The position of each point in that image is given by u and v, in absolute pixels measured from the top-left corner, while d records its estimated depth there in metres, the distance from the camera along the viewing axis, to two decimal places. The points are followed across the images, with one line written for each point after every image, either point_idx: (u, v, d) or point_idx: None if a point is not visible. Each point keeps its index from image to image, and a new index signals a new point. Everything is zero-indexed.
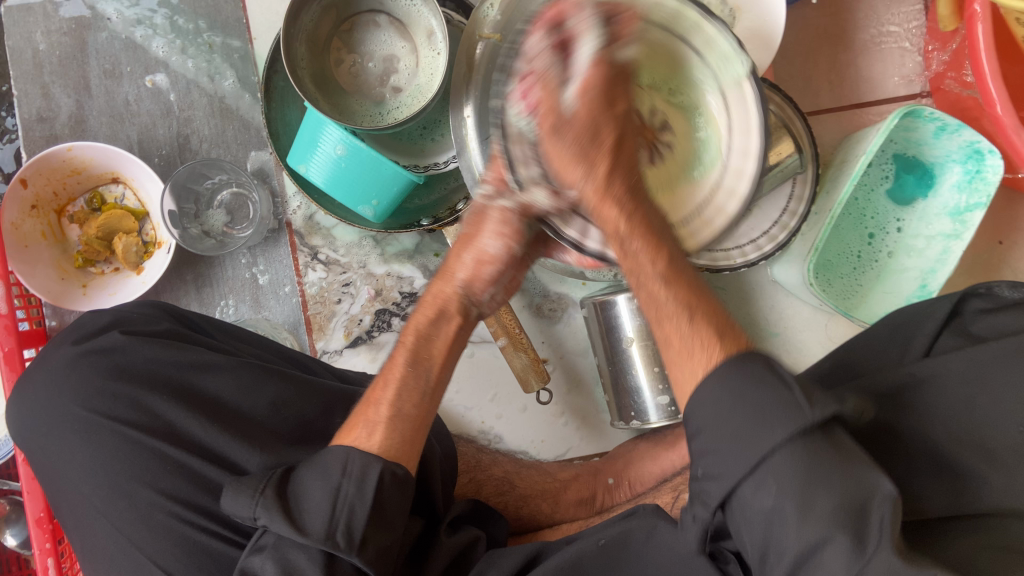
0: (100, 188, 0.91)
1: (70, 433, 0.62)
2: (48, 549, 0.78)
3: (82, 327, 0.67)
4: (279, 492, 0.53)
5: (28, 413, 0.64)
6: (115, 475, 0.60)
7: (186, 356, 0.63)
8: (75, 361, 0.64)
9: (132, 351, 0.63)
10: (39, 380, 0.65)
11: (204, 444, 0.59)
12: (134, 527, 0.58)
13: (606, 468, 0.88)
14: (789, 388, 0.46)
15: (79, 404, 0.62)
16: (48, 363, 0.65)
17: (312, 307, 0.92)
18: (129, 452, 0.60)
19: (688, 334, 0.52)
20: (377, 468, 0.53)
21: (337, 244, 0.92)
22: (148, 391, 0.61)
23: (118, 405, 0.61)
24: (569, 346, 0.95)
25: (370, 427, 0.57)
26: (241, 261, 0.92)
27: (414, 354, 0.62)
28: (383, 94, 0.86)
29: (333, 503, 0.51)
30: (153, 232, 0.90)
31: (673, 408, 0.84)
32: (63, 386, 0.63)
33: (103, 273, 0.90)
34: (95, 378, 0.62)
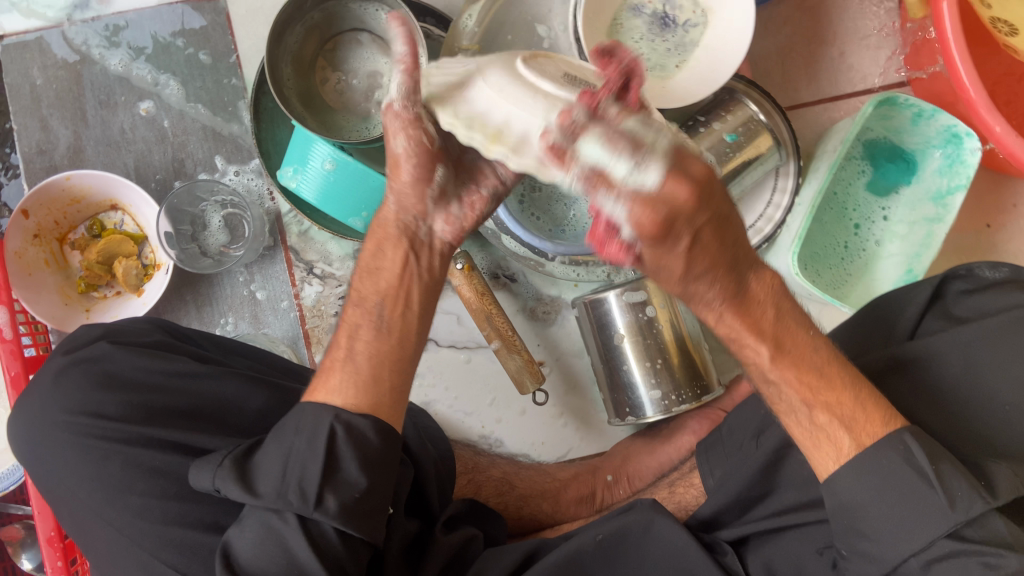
0: (100, 215, 0.93)
1: (62, 441, 0.63)
2: (61, 567, 0.80)
3: (75, 339, 0.69)
4: (236, 462, 0.55)
5: (28, 428, 0.66)
6: (107, 479, 0.61)
7: (171, 364, 0.65)
8: (67, 370, 0.65)
9: (121, 360, 0.65)
10: (35, 395, 0.66)
11: (190, 445, 0.61)
12: (129, 525, 0.60)
13: (605, 465, 0.89)
14: (930, 485, 0.52)
15: (70, 412, 0.64)
16: (42, 378, 0.67)
17: (310, 321, 0.94)
18: (116, 458, 0.61)
19: (813, 433, 0.55)
20: (328, 421, 0.53)
21: (331, 258, 0.94)
22: (137, 398, 0.63)
23: (106, 406, 0.63)
24: (565, 347, 0.96)
25: (328, 393, 0.57)
26: (239, 278, 0.94)
27: (369, 310, 0.60)
28: (369, 109, 0.88)
29: (284, 463, 0.53)
30: (152, 255, 0.93)
31: (666, 402, 0.85)
32: (58, 394, 0.65)
33: (105, 297, 0.93)
34: (85, 386, 0.64)
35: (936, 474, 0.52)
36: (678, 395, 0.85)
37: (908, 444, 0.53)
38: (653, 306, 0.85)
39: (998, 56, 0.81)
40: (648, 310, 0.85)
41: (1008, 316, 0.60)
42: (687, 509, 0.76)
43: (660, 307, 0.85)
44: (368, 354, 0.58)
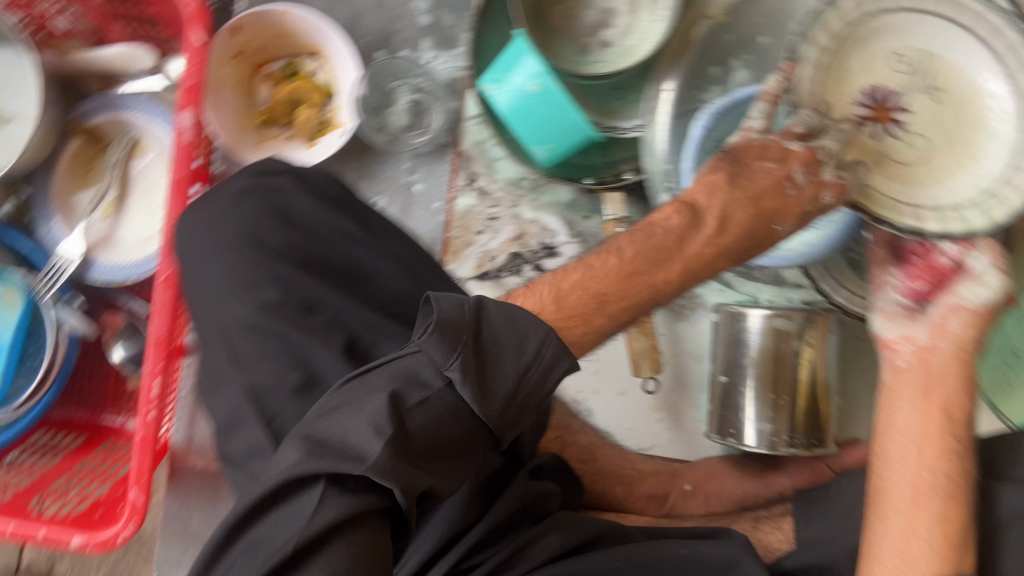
0: (299, 58, 0.92)
1: (219, 252, 0.63)
2: (159, 369, 0.83)
3: (261, 163, 0.67)
4: (470, 355, 0.47)
5: (192, 224, 0.65)
6: (245, 309, 0.60)
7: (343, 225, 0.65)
8: (245, 188, 0.65)
9: (296, 201, 0.65)
10: (209, 200, 0.66)
11: (334, 315, 0.59)
12: (245, 354, 0.59)
13: (686, 473, 0.86)
14: None
15: (234, 229, 0.63)
16: (223, 183, 0.66)
17: (454, 230, 0.94)
18: (262, 292, 0.60)
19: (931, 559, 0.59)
20: (566, 363, 0.49)
21: (497, 178, 0.93)
22: (304, 240, 0.63)
23: (272, 237, 0.62)
24: (688, 347, 0.93)
25: (587, 326, 0.57)
26: (404, 164, 0.94)
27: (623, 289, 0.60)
28: (590, 45, 0.86)
29: (519, 380, 0.47)
30: (332, 113, 0.91)
31: (775, 439, 0.81)
32: (230, 205, 0.64)
33: (277, 138, 0.92)
34: (258, 211, 0.63)
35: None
36: (792, 439, 0.81)
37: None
38: (801, 343, 0.81)
39: None
40: (795, 344, 0.81)
41: None
42: (768, 550, 0.74)
43: (807, 345, 0.81)
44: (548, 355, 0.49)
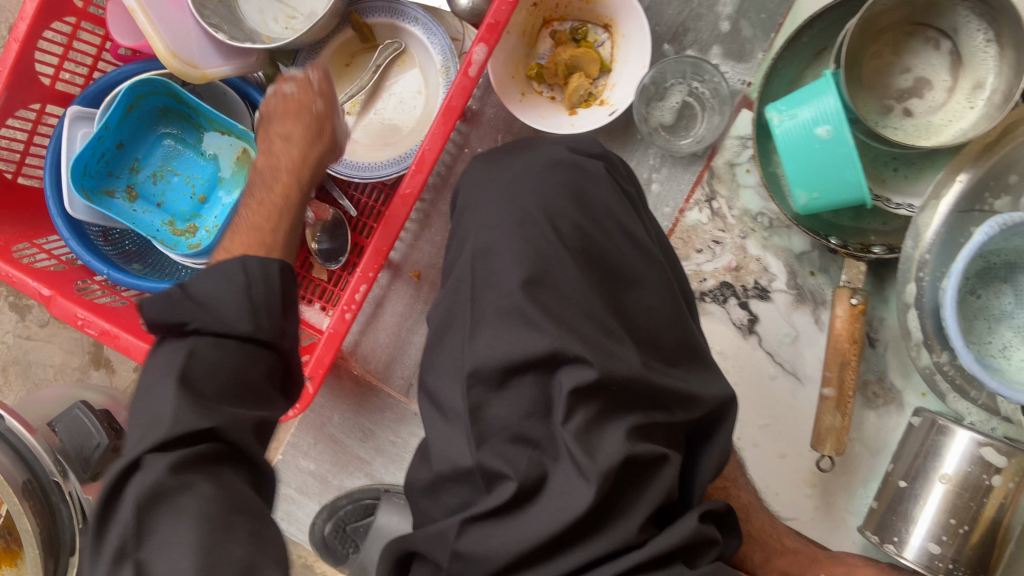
0: (590, 25, 0.91)
1: (513, 206, 0.68)
2: (368, 277, 0.84)
3: (578, 143, 0.73)
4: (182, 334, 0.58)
5: (498, 174, 0.71)
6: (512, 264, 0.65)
7: (625, 224, 0.69)
8: (558, 162, 0.70)
9: (596, 190, 0.69)
10: (522, 160, 0.72)
11: (588, 302, 0.64)
12: (491, 308, 0.64)
13: (825, 562, 0.84)
14: None
15: (536, 193, 0.68)
16: (538, 150, 0.73)
17: (674, 239, 0.93)
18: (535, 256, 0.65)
19: None
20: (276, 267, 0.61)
21: (736, 206, 0.91)
22: (590, 225, 0.67)
23: (562, 215, 0.67)
24: (866, 437, 0.89)
25: None
26: (650, 159, 0.92)
27: None
28: (892, 108, 0.83)
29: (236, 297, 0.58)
30: (602, 88, 0.91)
31: (936, 563, 0.77)
32: (539, 172, 0.70)
33: (540, 94, 0.92)
34: (561, 186, 0.68)
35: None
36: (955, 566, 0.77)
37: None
38: (1000, 479, 0.76)
39: None
40: (993, 479, 0.77)
41: None
42: None
43: (1007, 483, 0.76)
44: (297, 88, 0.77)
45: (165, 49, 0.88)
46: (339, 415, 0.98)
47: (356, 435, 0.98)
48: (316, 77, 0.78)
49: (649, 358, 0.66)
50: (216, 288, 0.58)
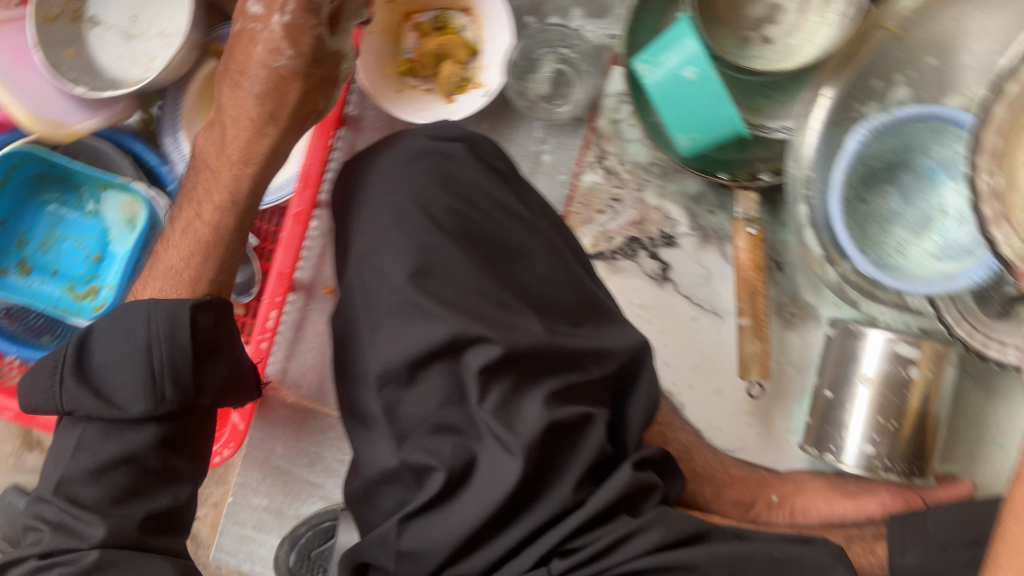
0: (449, 12, 0.91)
1: (387, 208, 0.67)
2: (277, 302, 0.83)
3: (437, 126, 0.73)
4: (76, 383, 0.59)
5: (366, 178, 0.72)
6: (394, 260, 0.64)
7: (503, 201, 0.70)
8: (420, 153, 0.70)
9: (466, 170, 0.70)
10: (386, 159, 0.71)
11: (483, 280, 0.66)
12: (386, 308, 0.64)
13: (775, 485, 0.87)
14: None
15: (406, 191, 0.67)
16: (399, 143, 0.72)
17: (575, 205, 0.94)
18: (418, 251, 0.65)
19: None
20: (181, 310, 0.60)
21: (627, 160, 0.92)
22: (467, 208, 0.69)
23: (436, 206, 0.67)
24: (792, 357, 0.92)
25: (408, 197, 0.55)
26: (535, 132, 0.93)
27: None
28: (752, 39, 0.87)
29: (150, 350, 0.59)
30: (475, 72, 0.91)
31: (874, 462, 0.81)
32: (404, 169, 0.70)
33: (416, 88, 0.92)
34: (428, 178, 0.68)
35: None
36: (890, 463, 0.81)
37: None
38: (917, 370, 0.79)
39: None
40: (910, 371, 0.80)
41: None
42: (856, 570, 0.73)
43: (924, 373, 0.80)
44: (261, 22, 0.62)
45: (26, 114, 0.86)
46: (282, 445, 0.98)
47: (302, 461, 0.97)
48: (295, 12, 0.60)
49: (553, 320, 0.68)
50: (120, 378, 0.60)
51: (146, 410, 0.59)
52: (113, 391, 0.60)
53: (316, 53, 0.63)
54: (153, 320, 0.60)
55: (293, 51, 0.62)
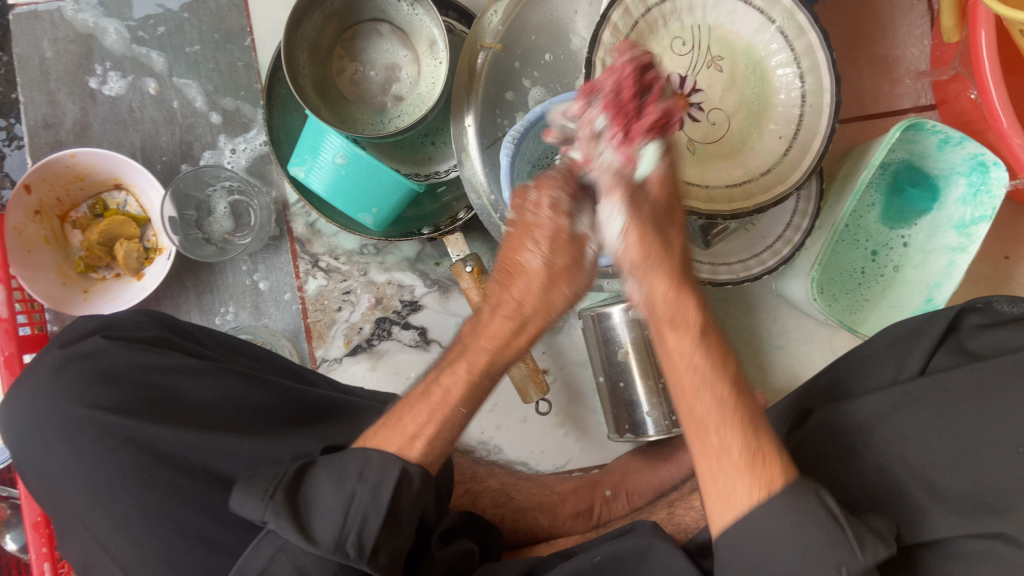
0: (103, 194, 0.90)
1: (56, 432, 0.60)
2: (46, 552, 0.78)
3: (72, 330, 0.66)
4: (289, 496, 0.50)
5: (18, 410, 0.63)
6: (92, 481, 0.58)
7: (169, 359, 0.63)
8: (62, 365, 0.63)
9: (115, 354, 0.62)
10: (29, 385, 0.63)
11: (179, 447, 0.58)
12: (106, 529, 0.57)
13: (604, 479, 0.88)
14: (839, 525, 0.48)
15: (65, 405, 0.60)
16: (37, 364, 0.65)
17: (312, 315, 0.92)
18: (105, 460, 0.58)
19: (748, 456, 0.50)
20: (396, 471, 0.52)
21: (338, 252, 0.92)
22: (135, 391, 0.61)
23: (104, 399, 0.60)
24: (570, 356, 0.94)
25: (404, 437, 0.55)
26: (241, 267, 0.92)
27: (472, 390, 0.56)
28: (385, 102, 0.87)
29: (346, 510, 0.50)
30: (154, 239, 0.90)
31: (668, 422, 0.82)
32: (52, 388, 0.62)
33: (104, 278, 0.90)
34: (80, 382, 0.61)
35: (822, 523, 0.48)
36: (678, 416, 0.82)
37: (818, 491, 0.49)
38: None
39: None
40: None
41: None
42: (686, 531, 0.75)
43: None
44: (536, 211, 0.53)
45: None
46: None
47: None
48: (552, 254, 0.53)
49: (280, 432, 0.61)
50: (332, 503, 0.50)
51: (337, 544, 0.49)
52: (317, 527, 0.49)
53: (572, 246, 0.53)
54: (368, 462, 0.53)
55: (550, 249, 0.53)
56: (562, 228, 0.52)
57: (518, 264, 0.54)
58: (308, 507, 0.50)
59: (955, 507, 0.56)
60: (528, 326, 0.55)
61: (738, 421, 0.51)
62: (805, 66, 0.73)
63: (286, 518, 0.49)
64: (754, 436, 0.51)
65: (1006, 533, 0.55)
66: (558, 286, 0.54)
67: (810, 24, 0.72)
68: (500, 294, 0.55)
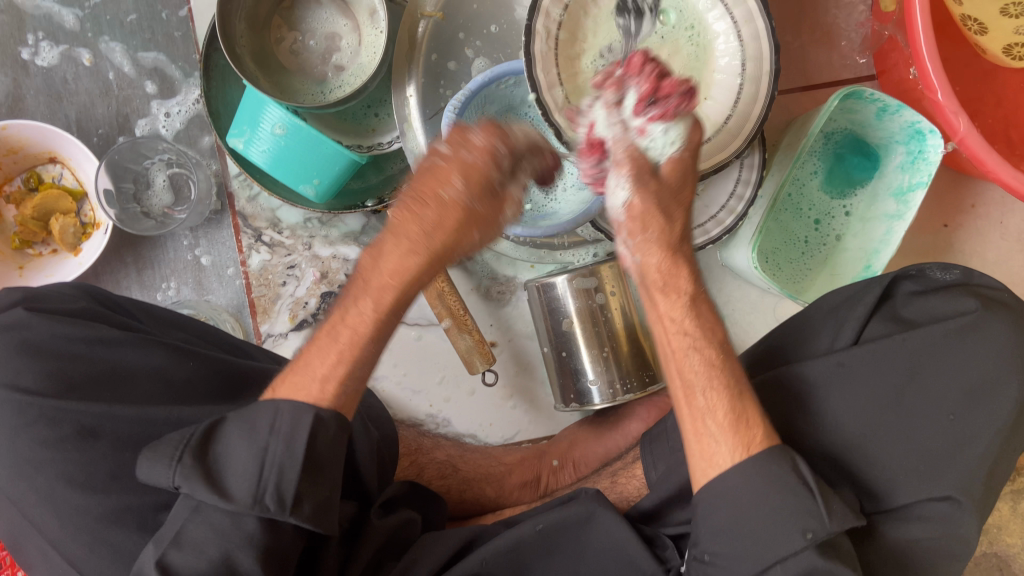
0: (37, 168, 0.88)
1: None
2: None
3: None
4: (197, 458, 0.51)
5: None
6: (17, 453, 0.57)
7: (95, 330, 0.61)
8: None
9: (39, 327, 0.60)
10: None
11: (114, 421, 0.57)
12: (36, 503, 0.56)
13: (551, 450, 0.88)
14: (812, 497, 0.52)
15: None
16: None
17: (256, 290, 0.91)
18: (30, 434, 0.57)
19: (730, 422, 0.55)
20: (308, 419, 0.52)
21: (281, 226, 0.91)
22: (64, 364, 0.59)
23: (28, 376, 0.58)
24: (518, 329, 0.94)
25: (319, 381, 0.55)
26: (183, 241, 0.91)
27: (383, 301, 0.55)
28: (325, 73, 0.86)
29: (258, 465, 0.51)
30: (91, 213, 0.88)
31: (612, 390, 0.83)
32: None
33: (40, 255, 0.88)
34: (3, 355, 0.59)
35: (792, 492, 0.52)
36: (624, 384, 0.83)
37: (795, 459, 0.54)
38: (604, 293, 0.83)
39: (960, 52, 0.81)
40: (600, 297, 0.83)
41: (954, 324, 0.63)
42: (628, 500, 0.76)
43: (611, 293, 0.83)
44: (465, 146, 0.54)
45: None
46: None
47: None
48: (470, 185, 0.53)
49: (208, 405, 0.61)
50: (246, 457, 0.51)
51: (255, 497, 0.50)
52: (230, 484, 0.51)
53: (486, 184, 0.54)
54: (279, 416, 0.53)
55: (463, 181, 0.53)
56: (479, 167, 0.53)
57: (434, 195, 0.53)
58: (217, 475, 0.51)
59: (888, 478, 0.60)
60: (437, 251, 0.54)
61: (722, 386, 0.56)
62: (745, 34, 0.74)
63: (196, 479, 0.50)
64: (738, 397, 0.56)
65: (954, 496, 0.59)
66: (474, 218, 0.54)
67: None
68: (417, 202, 0.54)
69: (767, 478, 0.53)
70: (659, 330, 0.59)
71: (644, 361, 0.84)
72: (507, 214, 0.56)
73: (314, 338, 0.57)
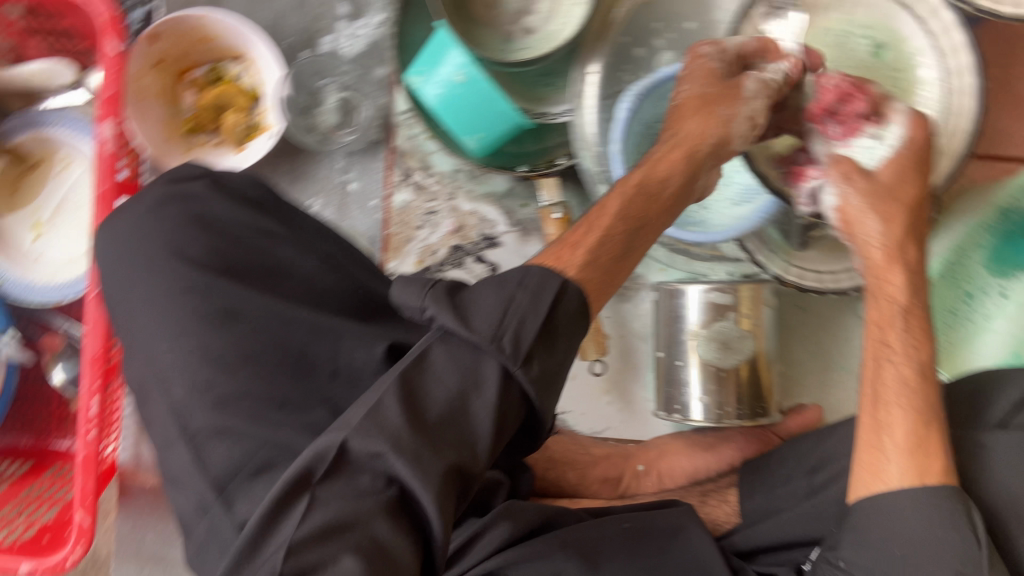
0: (222, 63, 0.90)
1: (145, 267, 0.61)
2: (97, 388, 0.81)
3: (180, 171, 0.66)
4: (450, 291, 0.49)
5: (116, 237, 0.64)
6: (166, 317, 0.59)
7: (262, 224, 0.64)
8: (165, 203, 0.63)
9: (215, 206, 0.64)
10: (130, 214, 0.64)
11: (259, 312, 0.59)
12: (169, 365, 0.58)
13: (639, 454, 0.86)
14: (977, 547, 0.53)
15: (161, 242, 0.61)
16: (138, 197, 0.65)
17: (393, 227, 0.93)
18: (182, 302, 0.59)
19: (912, 444, 0.57)
20: (556, 283, 0.49)
21: (431, 171, 0.93)
22: (227, 244, 0.62)
23: (193, 248, 0.61)
24: (632, 327, 0.93)
25: (572, 247, 0.54)
26: (337, 163, 0.93)
27: (630, 209, 0.57)
28: (514, 32, 0.86)
29: (505, 309, 0.47)
30: (260, 116, 0.90)
31: (719, 412, 0.82)
32: (153, 221, 0.63)
33: (205, 145, 0.90)
34: (178, 222, 0.62)
35: (958, 526, 0.54)
36: (733, 409, 0.82)
37: (969, 508, 0.55)
38: (737, 315, 0.81)
39: None
40: (731, 318, 0.81)
41: None
42: (715, 523, 0.74)
43: (745, 316, 0.81)
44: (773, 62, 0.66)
45: None
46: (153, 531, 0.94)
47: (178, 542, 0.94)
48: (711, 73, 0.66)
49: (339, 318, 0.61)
50: (492, 302, 0.47)
51: (494, 335, 0.46)
52: (473, 317, 0.47)
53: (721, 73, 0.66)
54: (528, 275, 0.49)
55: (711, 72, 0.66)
56: (713, 66, 0.66)
57: (686, 99, 0.65)
58: (415, 365, 0.47)
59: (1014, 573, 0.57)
60: (684, 147, 0.63)
61: (911, 408, 0.59)
62: None
63: (444, 308, 0.47)
64: (924, 425, 0.58)
65: None
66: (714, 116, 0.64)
67: (968, 45, 0.68)
68: (668, 143, 0.64)
69: (932, 508, 0.54)
70: (876, 340, 0.64)
71: (757, 393, 0.82)
72: (749, 103, 0.65)
73: (563, 236, 0.57)
